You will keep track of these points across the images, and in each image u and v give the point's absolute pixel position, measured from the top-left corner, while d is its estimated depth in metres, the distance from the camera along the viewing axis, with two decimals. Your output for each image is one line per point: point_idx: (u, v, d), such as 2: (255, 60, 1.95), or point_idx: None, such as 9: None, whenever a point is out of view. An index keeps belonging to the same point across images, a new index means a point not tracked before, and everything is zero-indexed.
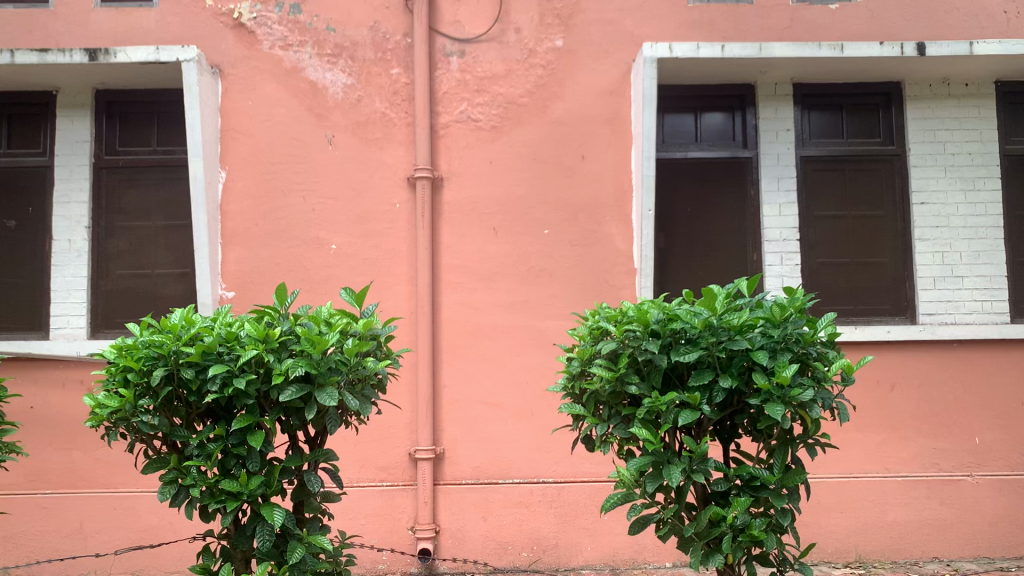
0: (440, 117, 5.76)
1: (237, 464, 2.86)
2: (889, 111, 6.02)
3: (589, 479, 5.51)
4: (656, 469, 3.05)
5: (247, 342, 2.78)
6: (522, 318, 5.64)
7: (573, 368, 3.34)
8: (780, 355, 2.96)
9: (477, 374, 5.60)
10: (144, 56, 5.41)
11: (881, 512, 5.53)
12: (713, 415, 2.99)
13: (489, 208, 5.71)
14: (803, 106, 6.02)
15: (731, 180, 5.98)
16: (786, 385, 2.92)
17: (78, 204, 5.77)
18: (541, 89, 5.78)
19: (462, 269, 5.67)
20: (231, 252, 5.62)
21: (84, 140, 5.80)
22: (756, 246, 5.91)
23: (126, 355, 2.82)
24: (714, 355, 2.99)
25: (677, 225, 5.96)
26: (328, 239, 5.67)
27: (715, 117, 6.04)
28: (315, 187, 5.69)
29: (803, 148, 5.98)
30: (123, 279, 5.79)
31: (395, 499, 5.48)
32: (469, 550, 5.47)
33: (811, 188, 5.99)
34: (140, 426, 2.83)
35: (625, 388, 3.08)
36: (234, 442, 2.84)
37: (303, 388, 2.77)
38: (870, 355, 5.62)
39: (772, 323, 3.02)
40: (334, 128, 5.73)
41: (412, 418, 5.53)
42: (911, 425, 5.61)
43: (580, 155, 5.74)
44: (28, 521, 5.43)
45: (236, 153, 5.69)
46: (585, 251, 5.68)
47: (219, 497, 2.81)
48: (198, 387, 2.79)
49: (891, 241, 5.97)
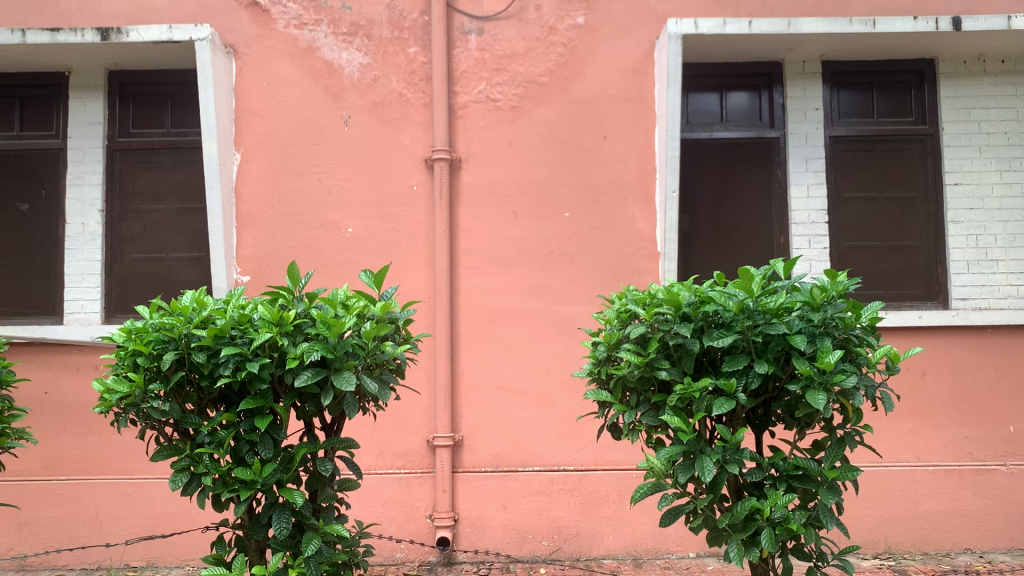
0: (459, 97, 5.63)
1: (249, 451, 2.75)
2: (922, 89, 5.82)
3: (611, 467, 5.39)
4: (687, 459, 2.93)
5: (261, 325, 2.66)
6: (543, 303, 5.50)
7: (599, 352, 3.19)
8: (821, 340, 2.83)
9: (497, 360, 5.48)
10: (156, 35, 5.30)
11: (912, 502, 5.38)
12: (748, 403, 2.87)
13: (509, 190, 5.57)
14: (832, 85, 5.84)
15: (758, 160, 5.81)
16: (826, 371, 2.78)
17: (91, 187, 5.68)
18: (561, 67, 5.62)
19: (480, 253, 5.54)
20: (246, 236, 5.52)
21: (97, 122, 5.71)
22: (783, 229, 5.74)
23: (136, 338, 2.70)
24: (749, 339, 2.86)
25: (701, 207, 5.80)
26: (344, 222, 5.55)
27: (741, 97, 5.87)
28: (332, 168, 5.58)
29: (832, 128, 5.80)
30: (137, 264, 5.70)
31: (414, 487, 5.39)
32: (489, 539, 5.37)
33: (840, 168, 5.80)
34: (150, 412, 2.70)
35: (655, 373, 2.96)
36: (247, 429, 2.73)
37: (319, 372, 2.67)
38: (918, 346, 5.45)
39: (811, 307, 2.88)
40: (350, 108, 5.61)
41: (429, 405, 5.43)
42: (942, 413, 5.45)
43: (602, 136, 5.59)
44: (44, 508, 5.37)
45: (251, 134, 5.58)
46: (607, 235, 5.53)
47: (232, 486, 2.71)
48: (211, 371, 2.67)
49: (923, 223, 5.79)
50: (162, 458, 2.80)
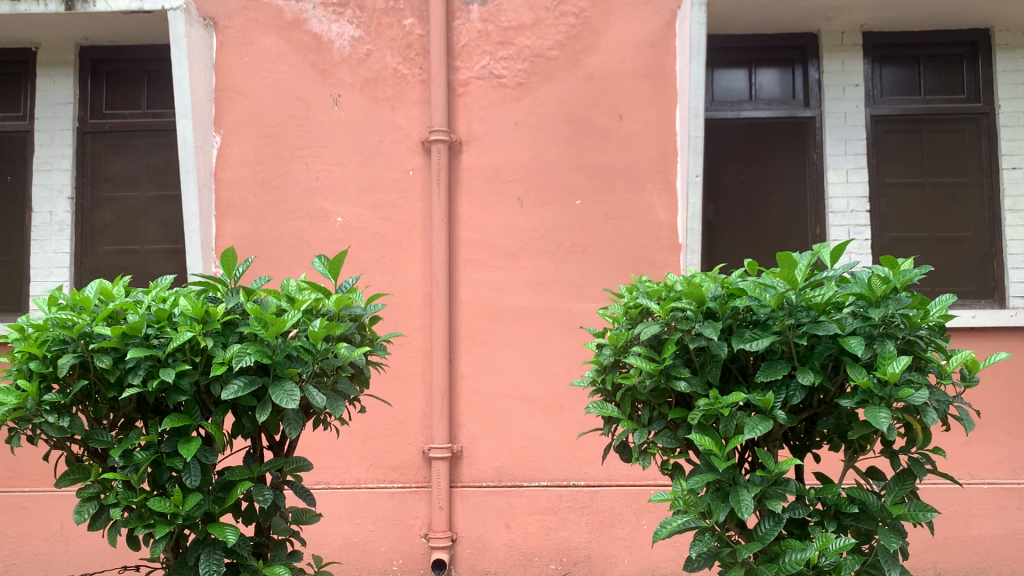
0: (459, 74, 5.11)
1: (170, 478, 2.23)
2: (975, 63, 5.22)
3: (626, 482, 4.84)
4: (716, 490, 2.37)
5: (181, 322, 2.16)
6: (550, 301, 4.97)
7: (603, 358, 2.64)
8: (881, 345, 2.29)
9: (501, 364, 4.95)
10: (126, 4, 4.85)
11: (966, 525, 4.76)
12: (791, 422, 2.33)
13: (514, 175, 5.04)
14: (874, 59, 5.25)
15: (791, 143, 5.24)
16: (889, 383, 2.24)
17: (60, 172, 5.21)
18: (573, 39, 5.08)
19: (483, 244, 5.02)
20: (226, 225, 5.04)
21: (66, 101, 5.25)
22: (819, 219, 5.17)
23: (28, 337, 2.20)
24: (790, 342, 2.32)
25: (727, 193, 5.24)
26: (333, 211, 5.05)
27: (771, 73, 5.30)
28: (319, 152, 5.08)
29: (874, 106, 5.21)
30: (110, 256, 5.22)
31: (408, 502, 4.87)
32: (490, 561, 4.85)
33: (882, 150, 5.21)
34: (45, 429, 2.19)
35: (672, 384, 2.42)
36: (169, 451, 2.22)
37: (254, 381, 2.17)
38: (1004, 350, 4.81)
39: (867, 302, 2.33)
40: (340, 86, 5.10)
41: (425, 412, 4.92)
42: (999, 425, 4.82)
43: (617, 115, 5.04)
44: (4, 523, 4.86)
45: (232, 114, 5.09)
46: (623, 225, 4.99)
47: (148, 520, 2.19)
48: (120, 379, 2.17)
49: (976, 213, 5.18)
50: (66, 484, 2.29)
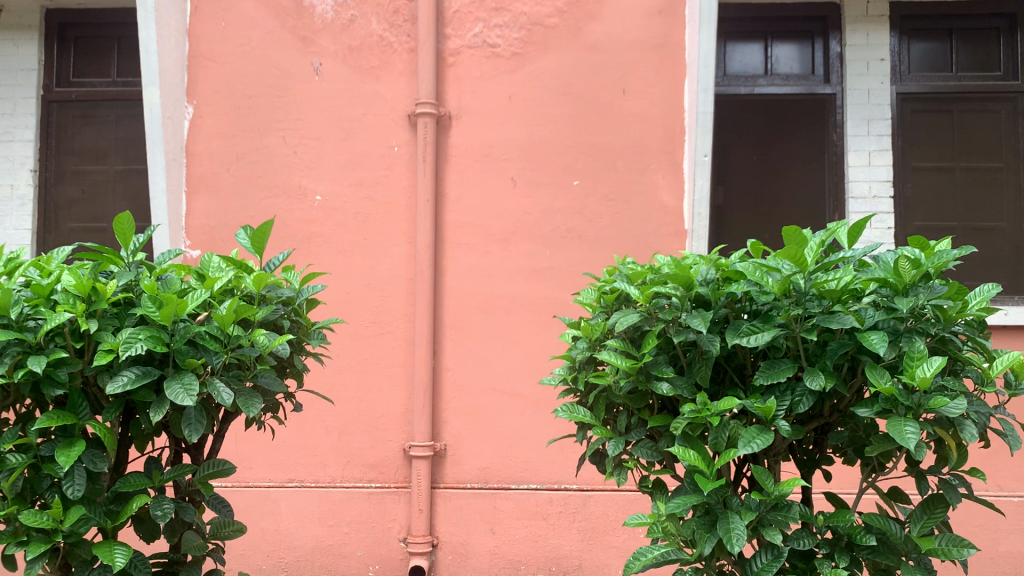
0: (449, 42, 4.72)
1: (51, 487, 1.88)
2: (1012, 38, 4.79)
3: (622, 487, 4.46)
4: (704, 516, 1.99)
5: (60, 301, 1.84)
6: (544, 289, 4.58)
7: (576, 352, 2.27)
8: (907, 343, 1.90)
9: (489, 356, 4.58)
10: None
11: (993, 541, 4.34)
12: (795, 435, 1.95)
13: (508, 153, 4.66)
14: (902, 32, 4.82)
15: (809, 123, 4.82)
16: (916, 390, 1.86)
17: (23, 143, 4.90)
18: (573, 6, 4.68)
19: (473, 227, 4.64)
20: (197, 203, 4.68)
21: (30, 68, 4.93)
22: (838, 207, 4.76)
23: None
24: (796, 337, 1.93)
25: (738, 176, 4.81)
26: (312, 188, 4.68)
27: (788, 47, 4.87)
28: (299, 125, 4.71)
29: (901, 83, 4.78)
30: (75, 234, 4.88)
31: (385, 503, 4.51)
32: (473, 569, 4.49)
33: (909, 131, 4.79)
34: None
35: (655, 385, 2.04)
36: (48, 455, 1.87)
37: (149, 374, 1.83)
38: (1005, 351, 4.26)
39: (894, 290, 1.95)
40: (322, 54, 4.73)
41: (407, 407, 4.56)
42: None
43: (620, 89, 4.63)
44: None
45: (206, 84, 4.73)
46: (623, 208, 4.59)
47: (23, 536, 1.84)
48: None
49: (1011, 200, 4.74)
50: None
